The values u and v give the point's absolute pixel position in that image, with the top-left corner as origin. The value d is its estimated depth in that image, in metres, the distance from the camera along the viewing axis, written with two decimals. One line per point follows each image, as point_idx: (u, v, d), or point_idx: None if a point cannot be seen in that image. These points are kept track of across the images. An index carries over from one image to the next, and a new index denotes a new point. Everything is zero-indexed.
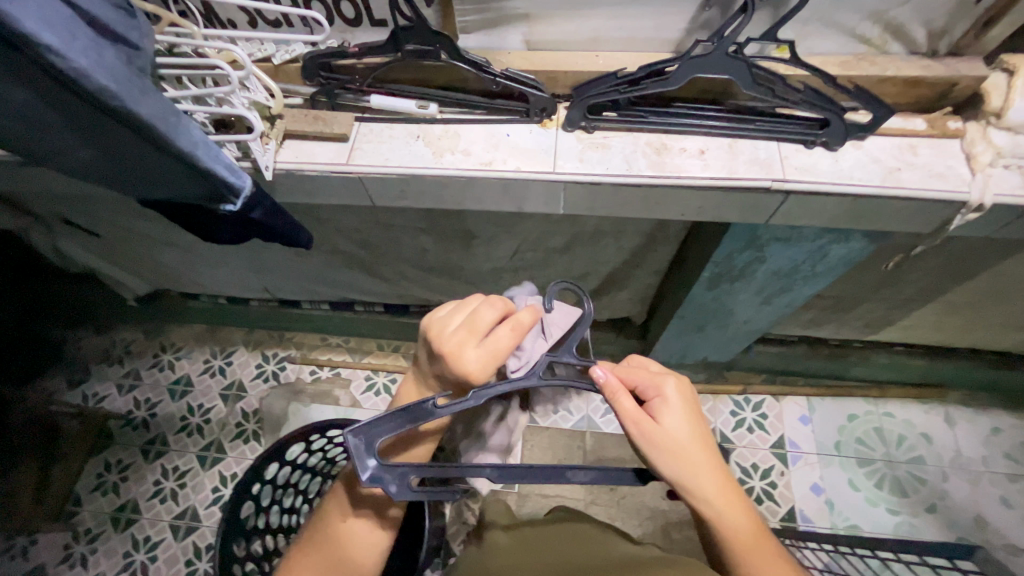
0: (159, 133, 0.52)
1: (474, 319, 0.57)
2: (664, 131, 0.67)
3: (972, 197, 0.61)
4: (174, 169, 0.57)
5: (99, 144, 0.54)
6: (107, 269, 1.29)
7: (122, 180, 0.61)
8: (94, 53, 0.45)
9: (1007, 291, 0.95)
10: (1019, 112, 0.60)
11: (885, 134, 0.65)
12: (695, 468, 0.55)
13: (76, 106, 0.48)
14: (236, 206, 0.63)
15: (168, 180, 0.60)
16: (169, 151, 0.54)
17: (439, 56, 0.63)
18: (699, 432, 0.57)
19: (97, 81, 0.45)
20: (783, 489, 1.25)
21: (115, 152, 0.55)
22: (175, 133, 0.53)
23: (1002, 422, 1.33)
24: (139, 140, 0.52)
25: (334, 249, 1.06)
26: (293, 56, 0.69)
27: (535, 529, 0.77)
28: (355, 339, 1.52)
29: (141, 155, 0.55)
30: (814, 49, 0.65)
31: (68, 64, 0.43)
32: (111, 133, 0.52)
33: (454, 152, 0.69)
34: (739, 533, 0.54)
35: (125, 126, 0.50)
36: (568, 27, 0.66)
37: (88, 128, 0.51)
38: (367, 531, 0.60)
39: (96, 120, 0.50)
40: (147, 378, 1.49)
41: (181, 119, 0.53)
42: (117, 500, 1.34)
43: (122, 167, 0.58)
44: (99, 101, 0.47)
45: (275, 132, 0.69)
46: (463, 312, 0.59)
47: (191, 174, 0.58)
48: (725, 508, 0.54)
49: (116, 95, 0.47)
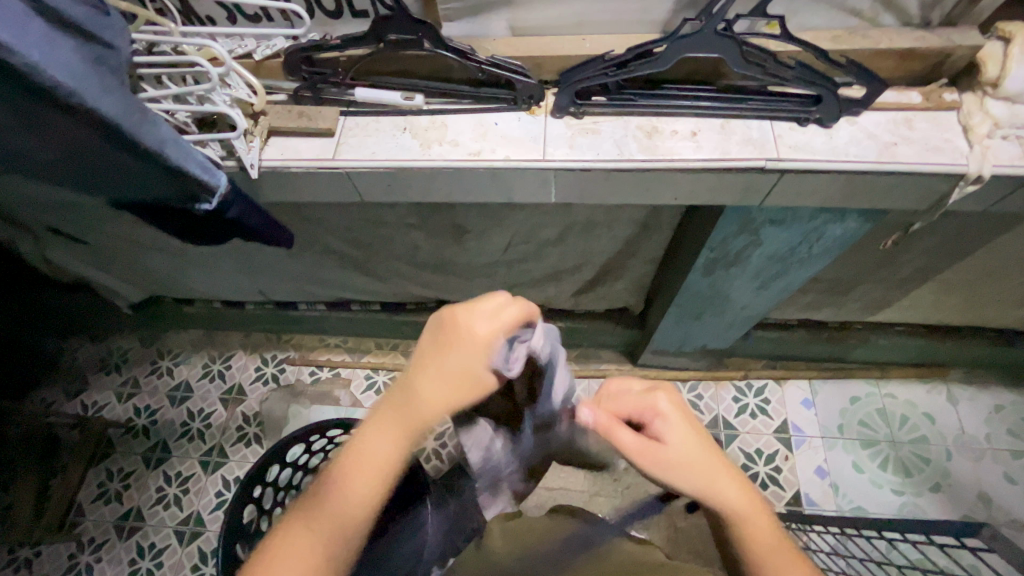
0: (123, 130, 0.50)
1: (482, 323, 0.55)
2: (655, 114, 0.66)
3: (970, 169, 0.60)
4: (145, 168, 0.56)
5: (63, 145, 0.53)
6: (99, 277, 1.27)
7: (97, 183, 0.60)
8: (47, 48, 0.45)
9: (1006, 266, 0.94)
10: (1018, 81, 0.59)
11: (881, 108, 0.64)
12: (706, 484, 0.54)
13: (34, 106, 0.47)
14: (212, 205, 0.61)
15: (140, 181, 0.58)
16: (135, 150, 0.53)
17: (421, 44, 0.62)
18: (704, 444, 0.56)
19: (51, 75, 0.45)
20: (788, 473, 1.25)
21: (85, 154, 0.54)
22: (141, 130, 0.52)
23: (1004, 398, 1.32)
24: (103, 138, 0.51)
25: (326, 249, 1.05)
26: (274, 51, 0.67)
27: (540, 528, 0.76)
28: (353, 339, 1.51)
29: (109, 156, 0.54)
30: (805, 24, 0.64)
31: (20, 59, 0.43)
32: (75, 133, 0.51)
33: (442, 143, 0.67)
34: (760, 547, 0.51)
35: (88, 124, 0.49)
36: (552, 11, 0.65)
37: (53, 129, 0.51)
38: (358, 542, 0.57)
39: (55, 117, 0.49)
40: (146, 386, 1.49)
41: (146, 115, 0.52)
42: (120, 509, 1.34)
43: (89, 167, 0.56)
44: (54, 98, 0.46)
45: (259, 129, 0.68)
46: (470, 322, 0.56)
47: (163, 174, 0.57)
48: (742, 520, 0.52)
49: (74, 91, 0.46)
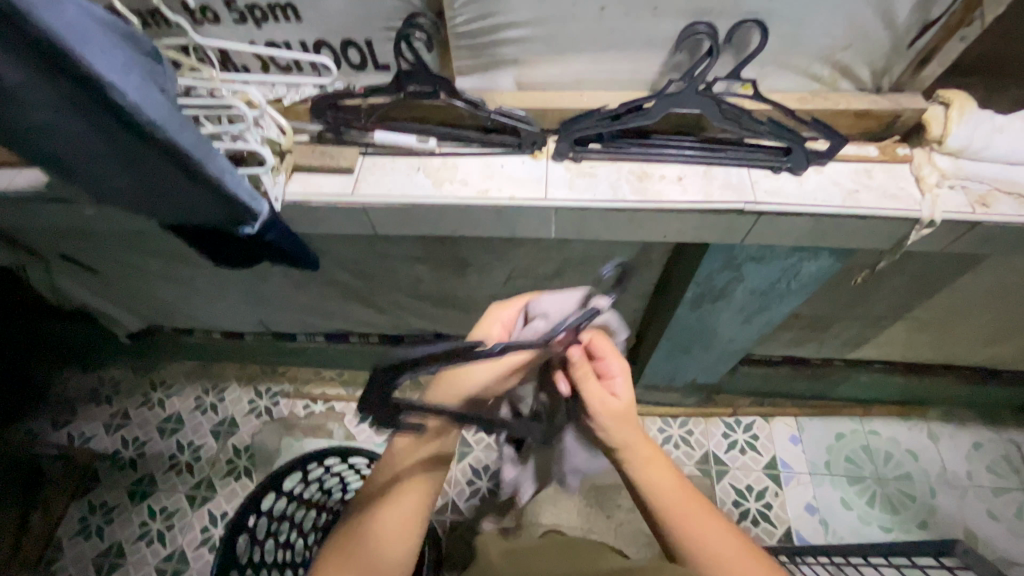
0: (193, 160, 0.56)
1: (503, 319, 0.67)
2: (645, 160, 0.73)
3: (924, 214, 0.68)
4: (201, 195, 0.62)
5: (138, 174, 0.58)
6: (102, 305, 1.29)
7: (154, 207, 0.65)
8: (144, 91, 0.50)
9: (969, 305, 1.01)
10: (958, 140, 0.68)
11: (844, 160, 0.72)
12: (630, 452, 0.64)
13: (118, 137, 0.52)
14: (254, 228, 0.68)
15: (191, 207, 0.64)
16: (201, 179, 0.58)
17: (438, 95, 0.69)
18: (638, 426, 0.65)
19: (146, 113, 0.50)
20: (778, 510, 1.27)
21: (149, 180, 0.59)
22: (206, 161, 0.58)
23: (982, 436, 1.37)
24: (177, 170, 0.57)
25: (333, 280, 1.09)
26: (302, 97, 0.74)
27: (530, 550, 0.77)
28: (349, 372, 1.52)
29: (173, 184, 0.59)
30: (775, 86, 0.73)
31: (123, 99, 0.48)
32: (146, 163, 0.56)
33: (453, 182, 0.74)
34: (686, 527, 0.58)
35: (165, 156, 0.54)
36: (554, 70, 0.74)
37: (124, 156, 0.55)
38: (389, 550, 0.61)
39: (140, 151, 0.54)
40: (136, 417, 1.47)
41: (210, 149, 0.58)
42: (101, 545, 1.31)
43: (156, 196, 0.62)
44: (146, 133, 0.51)
45: (285, 165, 0.74)
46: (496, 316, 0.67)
47: (216, 201, 0.62)
48: (660, 498, 0.60)
49: (162, 127, 0.52)
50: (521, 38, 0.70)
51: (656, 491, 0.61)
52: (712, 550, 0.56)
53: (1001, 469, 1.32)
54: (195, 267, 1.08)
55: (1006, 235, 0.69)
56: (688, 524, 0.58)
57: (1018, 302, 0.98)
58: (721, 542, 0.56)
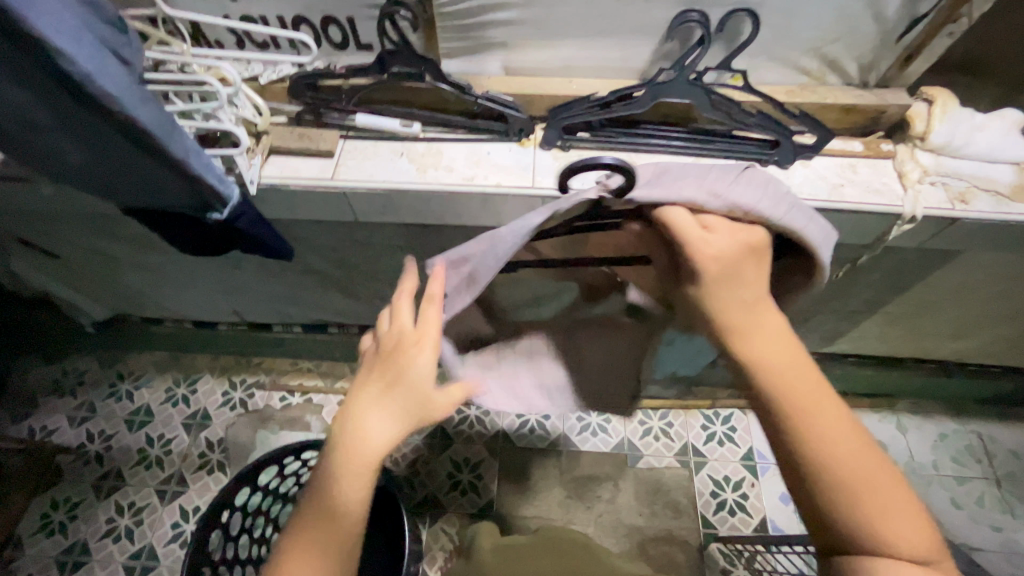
0: (154, 140, 0.52)
1: (427, 328, 0.52)
2: (634, 151, 0.73)
3: (905, 210, 0.68)
4: (165, 175, 0.58)
5: (96, 150, 0.55)
6: (63, 293, 1.23)
7: (114, 188, 0.62)
8: (98, 60, 0.46)
9: (942, 300, 1.03)
10: (940, 137, 0.68)
11: (829, 155, 0.72)
12: (758, 337, 0.48)
13: (72, 108, 0.49)
14: (223, 214, 0.65)
15: (156, 188, 0.61)
16: (164, 159, 0.55)
17: (423, 78, 0.66)
18: (756, 297, 0.49)
19: (99, 85, 0.46)
20: (755, 500, 1.29)
21: (106, 156, 0.56)
22: (170, 141, 0.54)
23: (948, 427, 1.41)
24: (137, 148, 0.53)
25: (311, 268, 1.05)
26: (281, 76, 0.71)
27: (528, 547, 0.80)
28: (327, 363, 1.48)
29: (134, 161, 0.56)
30: (764, 79, 0.73)
31: (75, 68, 0.44)
32: (105, 137, 0.53)
33: (438, 168, 0.72)
34: (817, 428, 0.46)
35: (124, 132, 0.51)
36: (542, 55, 0.72)
37: (82, 129, 0.52)
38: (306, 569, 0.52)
39: (95, 124, 0.51)
40: (102, 410, 1.41)
41: (175, 129, 0.54)
42: (64, 542, 1.25)
43: (117, 175, 0.59)
44: (100, 106, 0.48)
45: (261, 148, 0.71)
46: (406, 312, 0.54)
47: (180, 182, 0.59)
48: (792, 396, 0.47)
49: (118, 100, 0.48)
50: (509, 20, 0.67)
51: (787, 388, 0.47)
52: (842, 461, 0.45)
53: (964, 459, 1.37)
54: (164, 252, 1.02)
55: (982, 231, 0.71)
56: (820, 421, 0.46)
57: (987, 297, 1.01)
58: (854, 448, 0.46)
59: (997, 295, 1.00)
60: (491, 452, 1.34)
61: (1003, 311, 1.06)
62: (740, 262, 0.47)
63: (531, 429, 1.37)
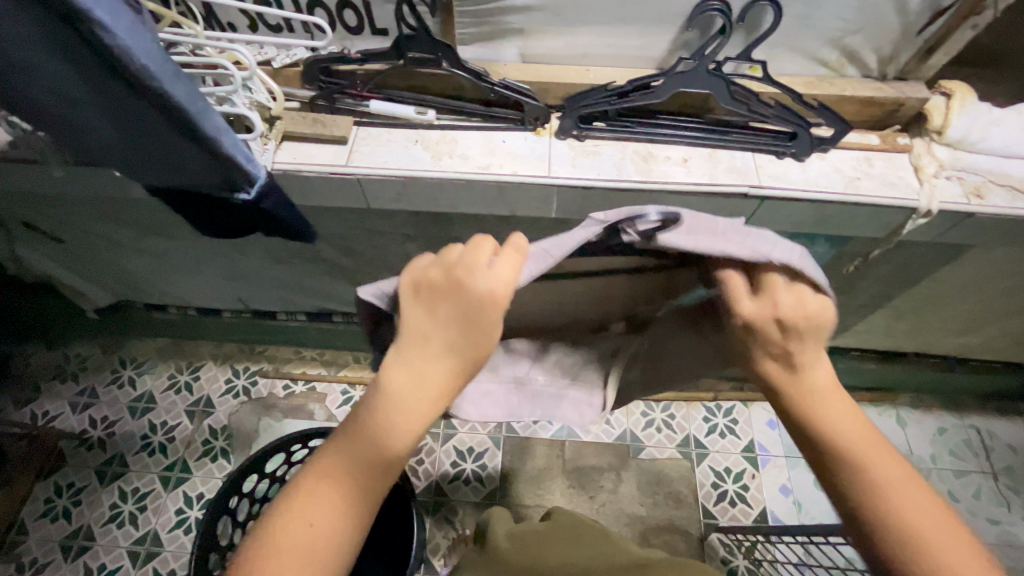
0: (188, 117, 0.52)
1: (504, 276, 0.43)
2: (650, 141, 0.72)
3: (921, 204, 0.68)
4: (195, 155, 0.58)
5: (128, 129, 0.55)
6: (67, 278, 1.22)
7: (141, 167, 0.63)
8: (136, 34, 0.45)
9: (948, 296, 1.04)
10: (958, 131, 0.68)
11: (845, 148, 0.72)
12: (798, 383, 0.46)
13: (106, 85, 0.48)
14: (251, 194, 0.66)
15: (183, 164, 0.60)
16: (196, 138, 0.55)
17: (440, 64, 0.66)
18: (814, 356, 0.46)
19: (138, 61, 0.46)
20: (755, 491, 1.30)
21: (136, 135, 0.56)
22: (202, 118, 0.53)
23: (946, 422, 1.43)
24: (170, 126, 0.53)
25: (318, 257, 1.04)
26: (294, 60, 0.71)
27: (544, 532, 0.77)
28: (330, 352, 1.48)
29: (165, 141, 0.56)
30: (782, 70, 0.72)
31: (114, 41, 0.44)
32: (135, 112, 0.52)
33: (452, 156, 0.71)
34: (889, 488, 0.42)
35: (157, 109, 0.50)
36: (559, 43, 0.71)
37: (112, 103, 0.51)
38: (303, 541, 0.42)
39: (129, 102, 0.50)
40: (105, 396, 1.41)
41: (206, 106, 0.53)
42: (69, 527, 1.26)
43: (146, 155, 0.59)
44: (136, 81, 0.47)
45: (274, 133, 0.70)
46: (478, 259, 0.43)
47: (210, 163, 0.59)
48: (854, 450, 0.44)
49: (156, 76, 0.48)
50: (527, 7, 0.67)
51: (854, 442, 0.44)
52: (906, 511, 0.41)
53: (962, 452, 1.39)
54: (170, 238, 1.02)
55: (995, 226, 0.71)
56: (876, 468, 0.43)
57: (992, 293, 1.01)
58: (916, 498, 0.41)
59: (1002, 291, 1.00)
60: (494, 442, 1.35)
61: (1007, 307, 1.07)
62: (794, 333, 0.44)
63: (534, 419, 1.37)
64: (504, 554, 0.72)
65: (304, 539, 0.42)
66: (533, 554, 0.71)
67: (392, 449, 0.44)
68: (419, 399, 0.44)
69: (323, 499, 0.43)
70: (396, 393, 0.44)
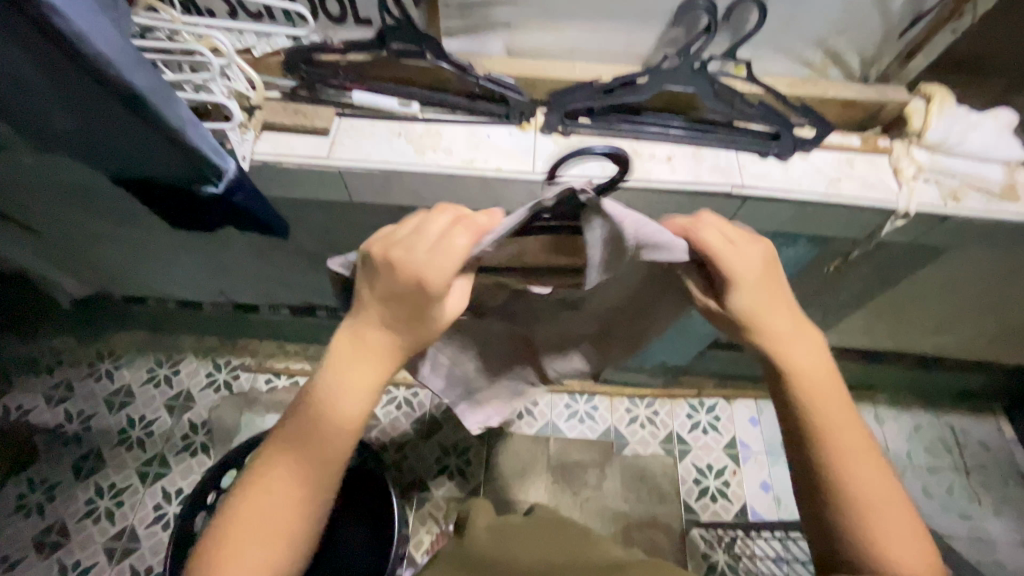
0: (150, 105, 0.51)
1: (443, 260, 0.44)
2: (635, 138, 0.72)
3: (900, 205, 0.69)
4: (160, 146, 0.57)
5: (89, 119, 0.53)
6: (41, 269, 1.19)
7: (106, 159, 0.62)
8: (92, 17, 0.44)
9: (926, 296, 1.05)
10: (936, 134, 0.69)
11: (828, 148, 0.72)
12: (785, 347, 0.49)
13: (61, 71, 0.47)
14: (218, 187, 0.64)
15: (150, 158, 0.59)
16: (160, 127, 0.54)
17: (424, 56, 0.65)
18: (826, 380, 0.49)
19: (93, 46, 0.45)
20: (736, 487, 1.32)
21: (99, 125, 0.54)
22: (166, 108, 0.53)
23: (922, 419, 1.46)
24: (132, 115, 0.52)
25: (301, 250, 1.03)
26: (274, 49, 0.69)
27: (523, 528, 0.77)
28: (314, 347, 1.46)
29: (130, 131, 0.55)
30: (767, 70, 0.73)
31: (67, 24, 0.43)
32: (97, 105, 0.51)
33: (436, 150, 0.70)
34: (881, 524, 0.45)
35: (119, 100, 0.50)
36: (546, 37, 0.71)
37: (73, 96, 0.50)
38: (274, 500, 0.47)
39: (88, 91, 0.49)
40: (81, 389, 1.38)
41: (170, 96, 0.53)
42: (42, 523, 1.23)
43: (111, 146, 0.58)
44: (93, 67, 0.46)
45: (253, 122, 0.69)
46: (423, 242, 0.44)
47: (176, 154, 0.58)
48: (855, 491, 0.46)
49: (113, 62, 0.47)
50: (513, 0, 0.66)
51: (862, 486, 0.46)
52: (874, 497, 0.46)
53: (937, 450, 1.42)
54: (148, 229, 1.00)
55: (972, 228, 0.72)
56: (837, 448, 0.47)
57: (968, 294, 1.03)
58: (884, 484, 0.46)
59: (978, 292, 1.02)
60: (479, 438, 1.34)
61: (984, 307, 1.09)
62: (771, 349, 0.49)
63: (520, 415, 1.38)
64: (482, 546, 0.71)
65: (274, 499, 0.47)
66: (512, 548, 0.70)
67: (348, 413, 0.47)
68: (368, 366, 0.48)
69: (286, 463, 0.48)
70: (344, 363, 0.47)
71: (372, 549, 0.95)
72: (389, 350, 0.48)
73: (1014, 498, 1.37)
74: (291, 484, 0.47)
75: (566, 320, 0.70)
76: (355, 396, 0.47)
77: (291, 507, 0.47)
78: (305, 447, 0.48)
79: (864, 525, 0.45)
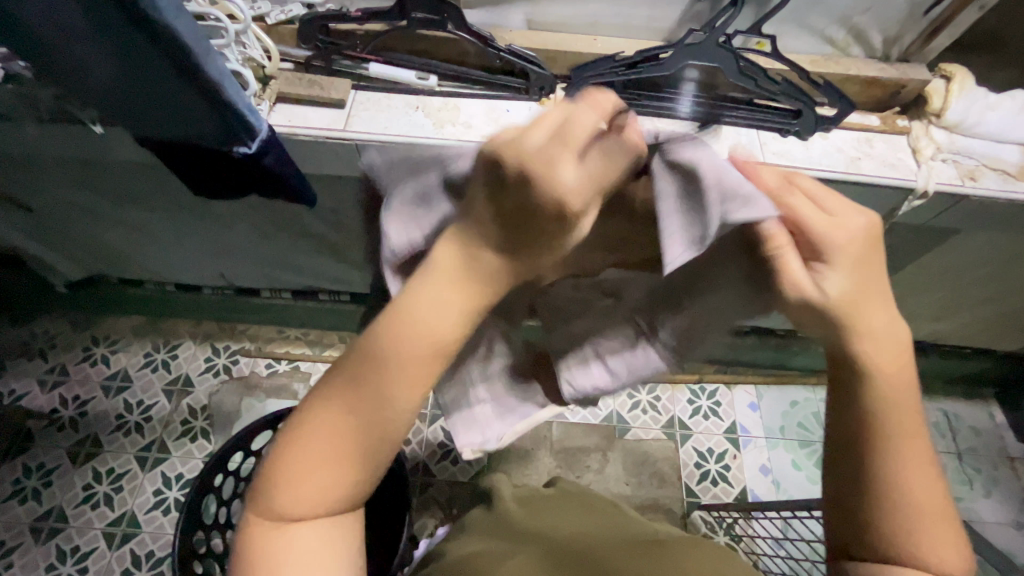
0: (190, 55, 0.50)
1: (591, 173, 0.36)
2: (655, 116, 0.71)
3: (919, 184, 0.69)
4: (194, 103, 0.56)
5: (126, 73, 0.53)
6: (35, 250, 1.15)
7: (134, 117, 0.60)
8: None
9: (930, 282, 1.07)
10: (956, 114, 0.70)
11: (846, 128, 0.72)
12: (872, 346, 0.41)
13: (104, 17, 0.46)
14: (251, 148, 0.63)
15: (183, 116, 0.58)
16: (198, 80, 0.53)
17: (445, 25, 0.64)
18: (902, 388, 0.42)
19: None
20: (736, 470, 1.34)
21: (135, 79, 0.53)
22: (205, 59, 0.52)
23: None
24: (170, 66, 0.51)
25: (305, 231, 1.01)
26: (289, 16, 0.68)
27: (550, 498, 0.79)
28: (315, 331, 1.43)
29: (165, 86, 0.54)
30: (789, 48, 0.73)
31: None
32: (132, 52, 0.50)
33: (455, 124, 0.68)
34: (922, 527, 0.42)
35: (157, 46, 0.49)
36: (568, 10, 0.70)
37: (111, 45, 0.49)
38: (332, 428, 0.41)
39: (128, 37, 0.48)
40: (75, 374, 1.35)
41: (209, 49, 0.52)
42: (39, 509, 1.21)
43: (146, 104, 0.57)
44: (136, 12, 0.45)
45: (269, 93, 0.67)
46: (569, 150, 0.35)
47: (209, 110, 0.57)
48: (908, 496, 0.41)
49: (156, 5, 0.46)
50: None
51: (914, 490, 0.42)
52: (926, 500, 0.42)
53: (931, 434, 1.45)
54: (149, 208, 0.97)
55: (986, 209, 0.72)
56: (904, 454, 0.41)
57: (971, 279, 1.05)
58: (935, 491, 0.42)
59: (983, 277, 1.03)
60: None
61: (986, 293, 1.11)
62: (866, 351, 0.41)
63: None
64: (511, 521, 0.73)
65: (331, 428, 0.40)
66: (542, 522, 0.72)
67: (424, 338, 0.39)
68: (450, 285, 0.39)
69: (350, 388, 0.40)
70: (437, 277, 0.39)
71: (384, 529, 0.95)
72: (490, 275, 0.38)
73: (1004, 481, 1.41)
74: (351, 412, 0.40)
75: (587, 320, 0.51)
76: (441, 317, 0.39)
77: (352, 438, 0.41)
78: (369, 375, 0.40)
79: (906, 527, 0.41)
